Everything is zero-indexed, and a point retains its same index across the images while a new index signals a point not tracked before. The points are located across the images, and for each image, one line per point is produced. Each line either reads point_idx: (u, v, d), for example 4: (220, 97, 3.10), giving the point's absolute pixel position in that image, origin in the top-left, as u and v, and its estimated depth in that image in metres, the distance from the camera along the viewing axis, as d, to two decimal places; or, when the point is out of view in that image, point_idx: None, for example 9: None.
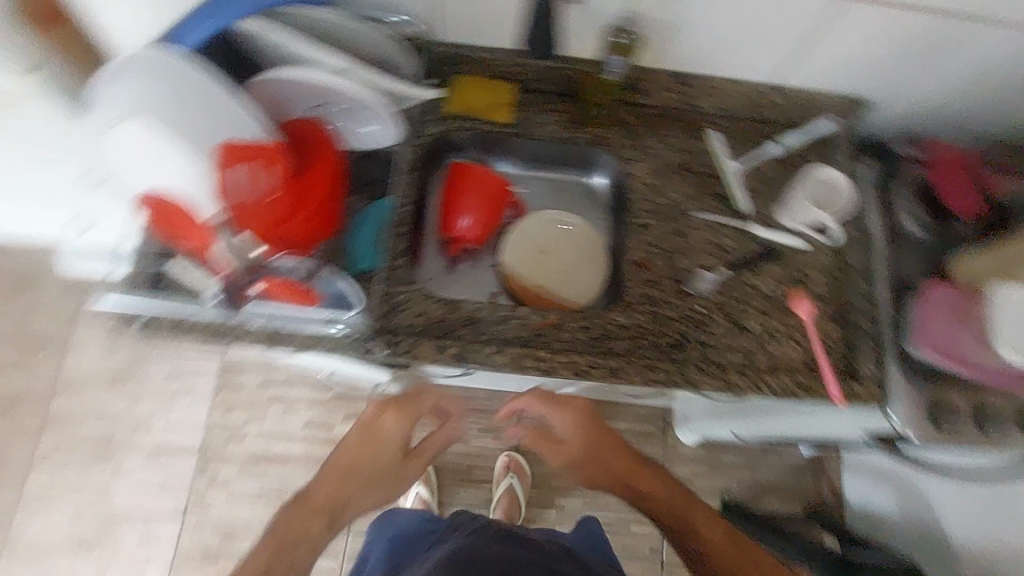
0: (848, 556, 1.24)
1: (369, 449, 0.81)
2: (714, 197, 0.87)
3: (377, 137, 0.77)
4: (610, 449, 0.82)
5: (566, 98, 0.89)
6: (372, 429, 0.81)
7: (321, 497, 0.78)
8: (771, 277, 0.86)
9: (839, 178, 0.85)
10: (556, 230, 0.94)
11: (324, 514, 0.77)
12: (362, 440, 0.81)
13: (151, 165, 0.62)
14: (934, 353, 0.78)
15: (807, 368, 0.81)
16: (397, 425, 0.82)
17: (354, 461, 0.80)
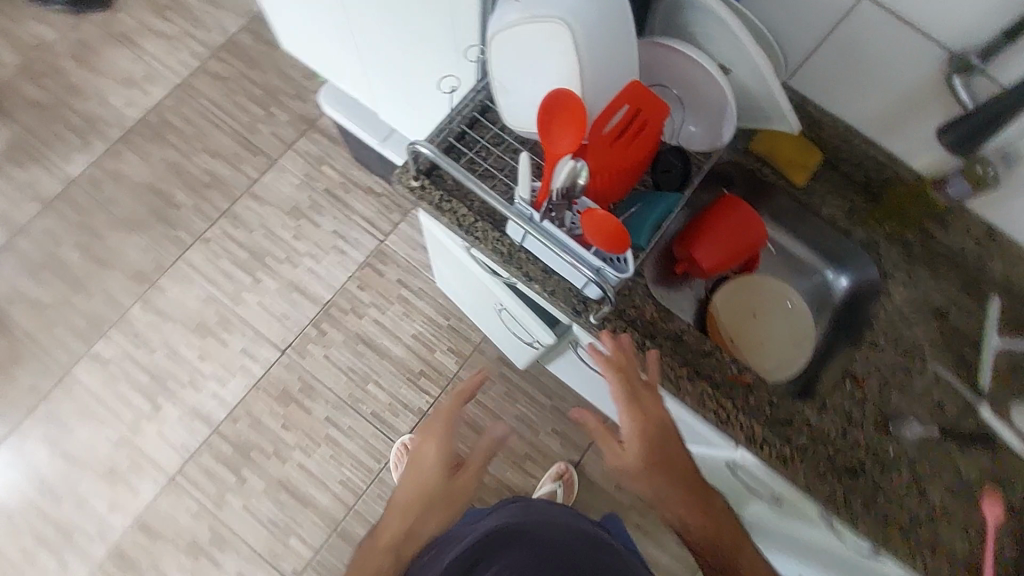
0: None
1: (416, 472, 0.76)
2: (957, 359, 0.84)
3: (695, 138, 0.78)
4: (675, 472, 0.69)
5: (865, 194, 0.89)
6: (416, 456, 0.78)
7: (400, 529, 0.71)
8: (976, 463, 0.80)
9: None
10: (776, 302, 0.93)
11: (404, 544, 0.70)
12: (416, 457, 0.78)
13: (549, 68, 0.66)
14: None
15: (970, 568, 0.75)
16: (442, 442, 0.78)
17: (409, 487, 0.75)
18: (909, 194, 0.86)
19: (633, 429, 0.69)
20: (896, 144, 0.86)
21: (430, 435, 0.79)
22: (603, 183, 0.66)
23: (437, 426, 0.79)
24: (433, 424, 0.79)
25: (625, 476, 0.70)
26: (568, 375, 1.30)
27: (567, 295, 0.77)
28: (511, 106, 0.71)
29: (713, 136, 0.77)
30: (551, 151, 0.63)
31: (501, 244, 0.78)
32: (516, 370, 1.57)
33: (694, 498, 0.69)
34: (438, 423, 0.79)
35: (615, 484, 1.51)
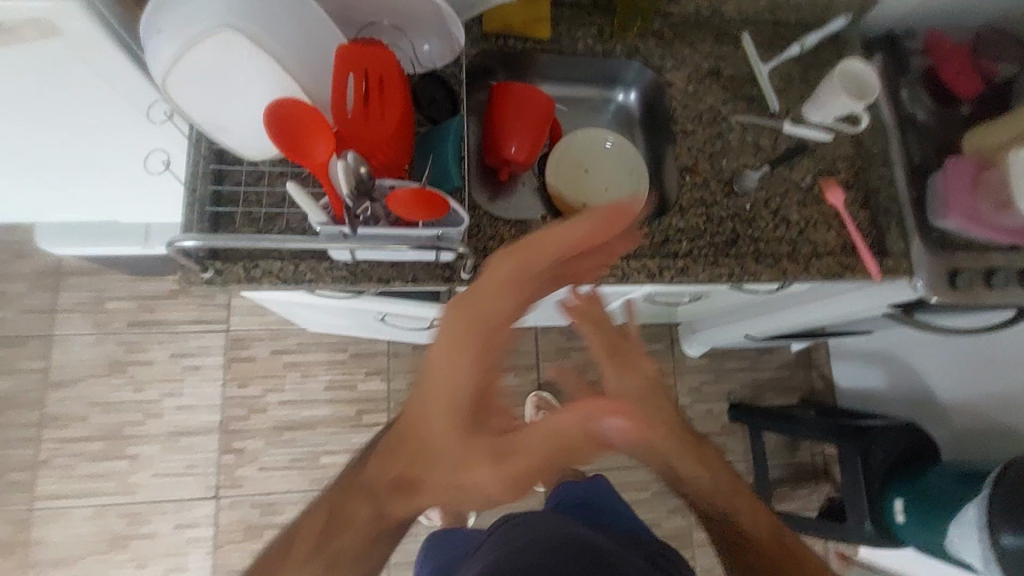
0: (857, 421, 1.25)
1: (444, 401, 0.50)
2: (747, 100, 0.92)
3: (433, 56, 0.74)
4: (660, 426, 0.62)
5: (602, 11, 0.91)
6: (431, 382, 0.51)
7: (419, 455, 0.51)
8: (803, 170, 0.91)
9: (862, 69, 0.85)
10: (596, 150, 0.96)
11: (434, 478, 0.51)
12: (435, 408, 0.51)
13: (246, 79, 0.58)
14: (958, 222, 0.85)
15: (844, 250, 0.88)
16: (490, 379, 0.51)
17: (435, 425, 0.51)
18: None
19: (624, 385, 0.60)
20: None
21: (461, 351, 0.51)
22: (387, 156, 0.61)
23: (467, 349, 0.50)
24: (479, 319, 0.51)
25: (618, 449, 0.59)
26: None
27: (429, 271, 0.74)
28: (243, 140, 0.62)
29: (446, 45, 0.73)
30: (316, 161, 0.54)
31: (336, 269, 0.73)
32: None
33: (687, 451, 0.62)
34: (478, 328, 0.51)
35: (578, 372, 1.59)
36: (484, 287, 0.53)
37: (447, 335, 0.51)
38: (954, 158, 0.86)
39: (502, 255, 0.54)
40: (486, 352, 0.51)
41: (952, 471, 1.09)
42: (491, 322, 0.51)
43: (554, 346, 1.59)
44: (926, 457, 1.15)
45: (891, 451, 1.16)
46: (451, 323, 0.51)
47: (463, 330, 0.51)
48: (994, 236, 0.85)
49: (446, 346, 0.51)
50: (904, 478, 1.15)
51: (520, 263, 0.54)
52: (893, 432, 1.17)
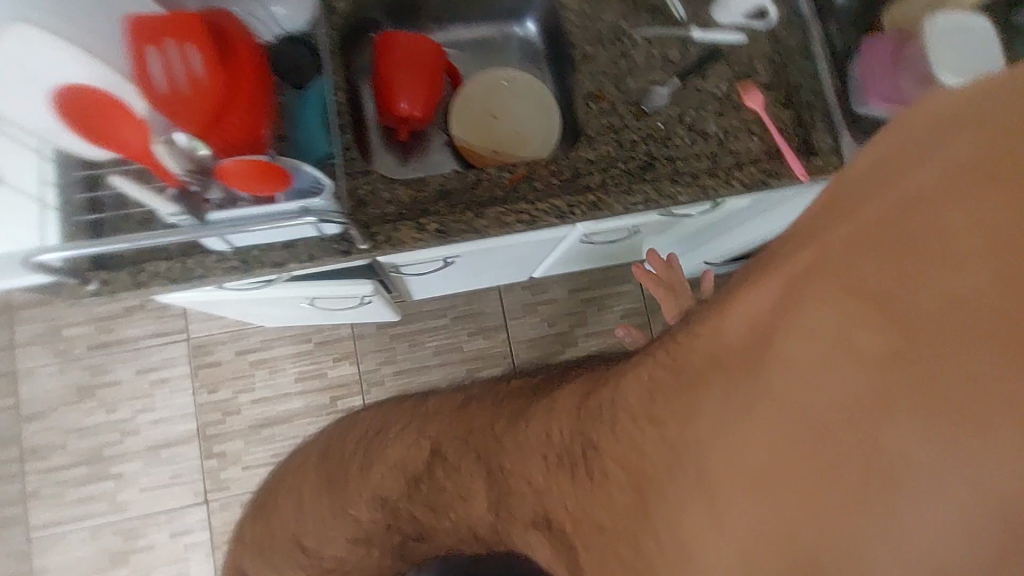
0: None
1: (821, 395, 0.32)
2: (651, 10, 0.86)
3: (284, 19, 0.68)
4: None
5: None
6: (768, 344, 0.35)
7: (710, 448, 0.39)
8: (719, 77, 0.86)
9: None
10: (500, 91, 0.91)
11: (692, 474, 0.40)
12: (777, 406, 0.34)
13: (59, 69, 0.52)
14: (881, 103, 0.81)
15: (767, 155, 0.84)
16: (938, 376, 0.29)
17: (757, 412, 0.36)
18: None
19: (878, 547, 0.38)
20: None
21: (866, 281, 0.31)
22: (207, 126, 0.55)
23: (880, 305, 0.30)
24: (903, 259, 0.30)
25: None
26: (428, 289, 1.27)
27: (324, 246, 0.70)
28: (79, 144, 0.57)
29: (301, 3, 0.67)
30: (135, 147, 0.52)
31: (225, 259, 0.69)
32: (401, 323, 1.52)
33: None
34: (905, 259, 0.30)
35: (548, 325, 1.58)
36: (880, 186, 0.32)
37: (883, 224, 0.31)
38: (874, 35, 0.81)
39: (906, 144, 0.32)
40: (913, 326, 0.30)
41: None
42: (959, 278, 0.29)
43: (519, 303, 1.57)
44: None
45: None
46: (830, 228, 0.34)
47: (860, 247, 0.31)
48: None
49: (834, 263, 0.33)
50: None
51: (965, 167, 0.29)
52: None
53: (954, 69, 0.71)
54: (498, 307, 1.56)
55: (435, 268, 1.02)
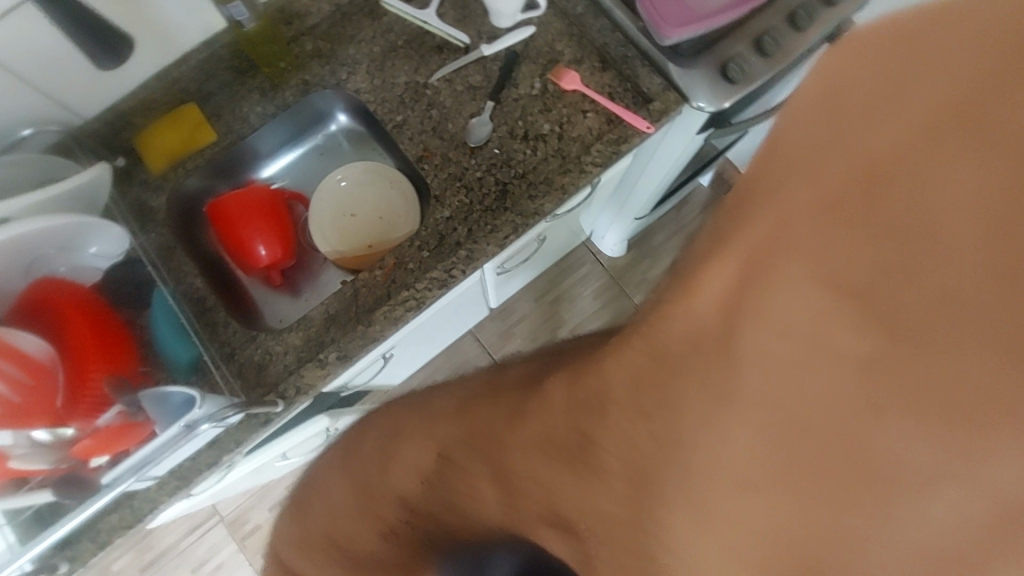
0: None
1: (817, 401, 0.25)
2: (438, 52, 0.86)
3: (108, 254, 0.67)
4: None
5: (252, 71, 0.85)
6: (745, 324, 0.27)
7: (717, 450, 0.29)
8: (528, 77, 0.86)
9: None
10: (345, 191, 0.91)
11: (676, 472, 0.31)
12: (811, 387, 0.25)
13: None
14: (681, 29, 0.80)
15: (607, 124, 0.84)
16: (957, 386, 0.22)
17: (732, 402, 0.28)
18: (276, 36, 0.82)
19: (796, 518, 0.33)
20: (193, 34, 0.79)
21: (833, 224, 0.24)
22: (36, 409, 0.55)
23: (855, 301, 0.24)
24: (882, 231, 0.23)
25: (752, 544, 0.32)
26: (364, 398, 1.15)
27: (245, 427, 0.71)
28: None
29: (113, 238, 0.66)
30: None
31: (166, 483, 0.71)
32: None
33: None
34: (886, 234, 0.23)
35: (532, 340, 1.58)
36: (825, 160, 0.25)
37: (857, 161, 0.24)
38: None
39: (867, 94, 0.24)
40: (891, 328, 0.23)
41: None
42: (958, 264, 0.22)
43: (496, 334, 1.57)
44: None
45: None
46: (780, 208, 0.26)
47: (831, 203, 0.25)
48: (713, 19, 0.80)
49: (795, 239, 0.25)
50: None
51: (940, 117, 0.22)
52: None
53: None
54: (480, 348, 1.57)
55: (381, 366, 1.03)
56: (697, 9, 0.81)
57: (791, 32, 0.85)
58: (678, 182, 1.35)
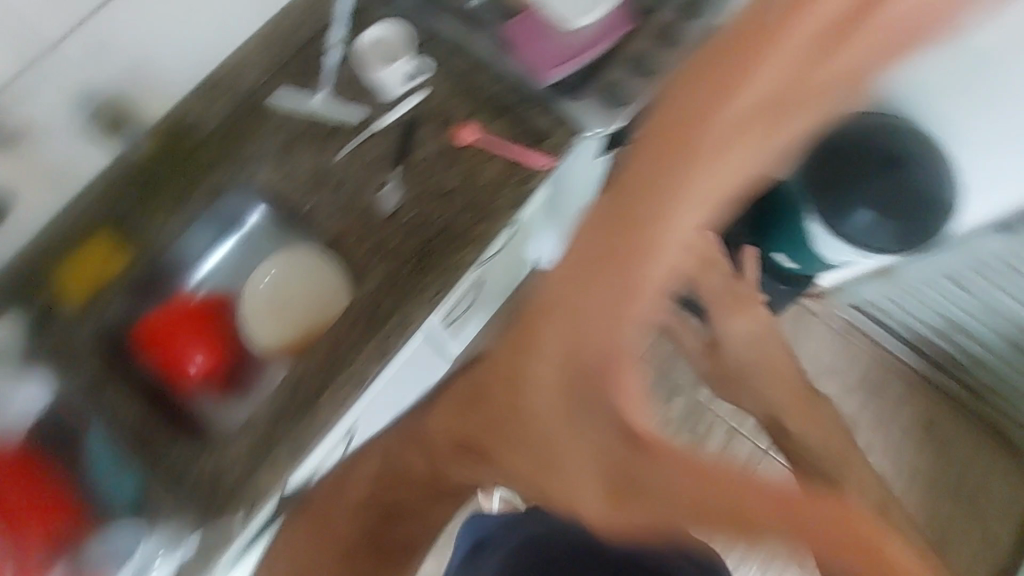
0: (876, 200, 0.96)
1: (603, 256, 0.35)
2: (336, 133, 0.89)
3: (31, 411, 0.78)
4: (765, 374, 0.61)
5: (154, 189, 0.86)
6: (595, 230, 0.35)
7: (517, 375, 0.41)
8: (429, 138, 0.89)
9: (384, 29, 0.87)
10: (271, 284, 0.93)
11: (531, 363, 0.40)
12: (557, 314, 0.37)
13: None
14: (556, 70, 0.87)
15: (511, 167, 0.87)
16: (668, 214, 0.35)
17: (573, 281, 0.36)
18: (172, 149, 0.86)
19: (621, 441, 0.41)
20: (88, 164, 0.83)
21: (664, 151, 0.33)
22: (28, 545, 0.73)
23: (647, 185, 0.34)
24: (694, 159, 0.33)
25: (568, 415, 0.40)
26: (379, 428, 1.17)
27: (211, 540, 0.73)
28: None
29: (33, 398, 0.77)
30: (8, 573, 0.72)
31: None
32: None
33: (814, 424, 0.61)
34: (671, 142, 0.33)
35: None
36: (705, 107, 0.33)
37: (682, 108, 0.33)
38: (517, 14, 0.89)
39: (734, 28, 0.32)
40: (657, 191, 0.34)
41: (924, 188, 0.96)
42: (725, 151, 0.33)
43: None
44: (896, 175, 0.96)
45: (857, 200, 0.96)
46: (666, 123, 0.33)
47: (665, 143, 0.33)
48: (584, 54, 0.87)
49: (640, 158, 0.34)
50: (897, 219, 0.96)
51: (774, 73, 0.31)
52: (862, 186, 0.96)
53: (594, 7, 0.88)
54: None
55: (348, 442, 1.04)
56: (569, 47, 0.88)
57: (665, 46, 0.90)
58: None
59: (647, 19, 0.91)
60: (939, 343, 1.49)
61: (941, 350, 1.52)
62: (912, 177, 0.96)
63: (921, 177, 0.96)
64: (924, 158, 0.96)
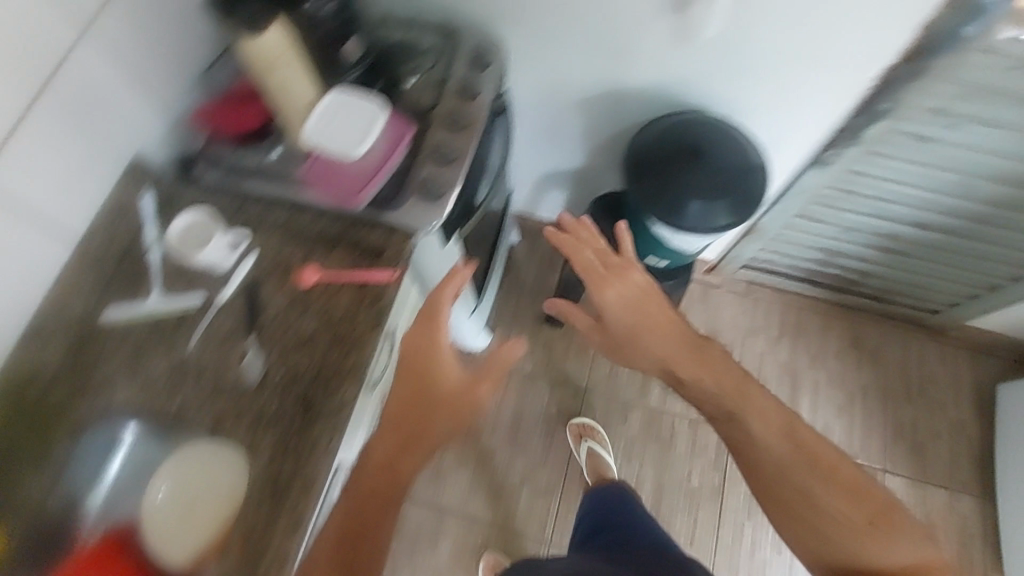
0: (697, 187, 1.05)
1: (427, 337, 0.82)
2: (181, 324, 0.88)
3: None
4: (650, 328, 0.96)
5: (9, 454, 0.82)
6: (419, 324, 0.84)
7: (412, 366, 0.82)
8: (274, 293, 0.89)
9: (190, 216, 0.89)
10: (168, 500, 0.88)
11: (416, 377, 0.82)
12: (416, 337, 0.83)
13: None
14: (364, 194, 0.88)
15: (361, 290, 0.87)
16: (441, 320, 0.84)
17: (423, 338, 0.82)
18: (17, 404, 0.84)
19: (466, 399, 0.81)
20: None
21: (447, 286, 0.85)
22: None
23: (433, 313, 0.84)
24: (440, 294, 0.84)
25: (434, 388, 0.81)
26: None
27: None
28: None
29: None
30: None
31: None
32: None
33: (710, 368, 0.91)
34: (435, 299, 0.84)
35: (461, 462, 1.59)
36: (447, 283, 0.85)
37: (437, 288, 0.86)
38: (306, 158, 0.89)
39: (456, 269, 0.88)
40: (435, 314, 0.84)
41: (733, 161, 1.05)
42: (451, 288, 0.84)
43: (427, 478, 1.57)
44: (704, 159, 1.04)
45: (681, 193, 1.04)
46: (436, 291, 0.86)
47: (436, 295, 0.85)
48: (385, 169, 0.88)
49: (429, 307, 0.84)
50: (722, 195, 1.04)
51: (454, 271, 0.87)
52: (679, 180, 1.05)
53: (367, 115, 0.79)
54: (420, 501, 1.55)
55: None
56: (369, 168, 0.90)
57: (457, 132, 0.97)
58: (484, 261, 1.46)
59: (433, 112, 0.98)
60: (826, 270, 1.60)
61: (831, 274, 1.63)
62: (717, 155, 1.05)
63: (724, 152, 1.05)
64: (719, 136, 1.06)
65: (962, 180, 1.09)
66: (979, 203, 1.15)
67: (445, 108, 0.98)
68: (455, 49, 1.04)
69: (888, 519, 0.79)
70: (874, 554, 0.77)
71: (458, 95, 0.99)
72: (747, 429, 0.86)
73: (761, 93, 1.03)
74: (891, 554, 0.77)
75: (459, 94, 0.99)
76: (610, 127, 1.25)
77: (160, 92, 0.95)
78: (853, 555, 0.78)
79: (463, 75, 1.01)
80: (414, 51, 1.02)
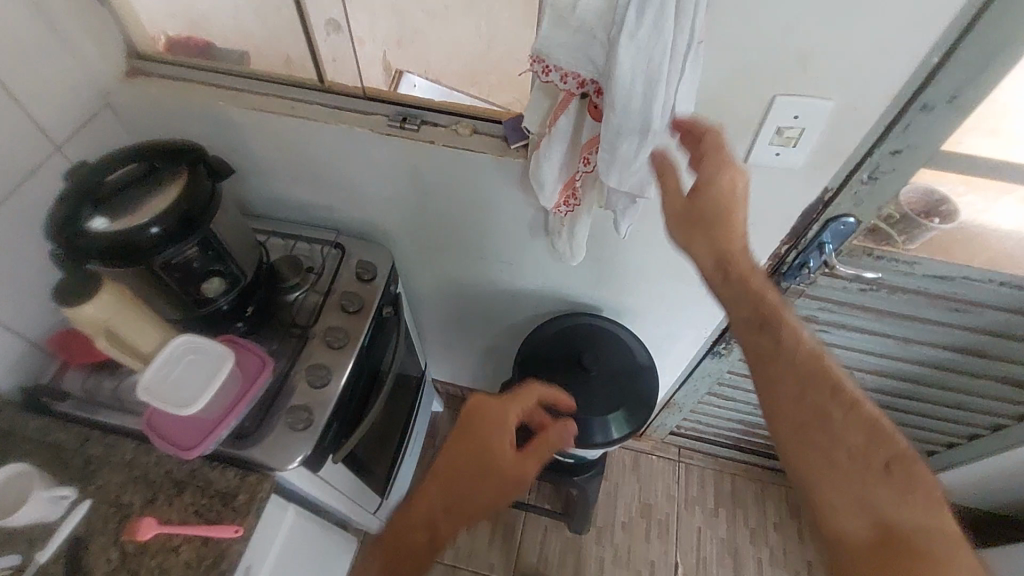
0: (582, 402, 1.01)
1: (494, 413, 0.75)
2: None
3: None
4: (723, 223, 0.62)
5: None
6: (490, 402, 0.76)
7: (468, 433, 0.73)
8: (101, 551, 0.77)
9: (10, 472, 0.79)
10: None
11: (477, 442, 0.72)
12: (483, 410, 0.75)
13: None
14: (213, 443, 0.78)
15: (202, 547, 0.77)
16: (516, 408, 0.77)
17: (494, 415, 0.74)
18: None
19: (507, 482, 0.71)
20: None
21: (524, 396, 0.80)
22: None
23: (508, 398, 0.77)
24: (524, 394, 0.81)
25: (491, 463, 0.70)
26: None
27: None
28: None
29: None
30: None
31: None
32: None
33: (746, 272, 0.64)
34: (520, 395, 0.80)
35: None
36: (524, 391, 0.82)
37: (520, 391, 0.82)
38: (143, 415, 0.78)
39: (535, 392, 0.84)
40: (509, 401, 0.77)
41: (618, 371, 1.04)
42: (529, 395, 0.81)
43: None
44: (587, 375, 1.03)
45: (566, 412, 1.00)
46: (525, 389, 0.82)
47: (519, 393, 0.80)
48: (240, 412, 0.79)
49: (513, 397, 0.79)
50: (613, 410, 1.00)
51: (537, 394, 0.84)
52: (564, 398, 1.01)
53: (217, 353, 0.75)
54: None
55: None
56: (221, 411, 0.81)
57: (334, 350, 0.92)
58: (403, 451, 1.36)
59: (312, 329, 0.95)
60: (751, 441, 1.55)
61: (758, 443, 1.55)
62: (602, 369, 1.04)
63: (609, 364, 1.04)
64: (603, 348, 1.05)
65: (847, 370, 1.12)
66: (870, 392, 1.16)
67: (325, 324, 0.95)
68: (342, 259, 1.04)
69: (911, 464, 0.58)
70: (889, 504, 0.56)
71: (339, 310, 0.97)
72: (776, 340, 0.63)
73: (648, 296, 1.04)
74: (909, 510, 0.56)
75: (340, 309, 0.97)
76: (512, 320, 1.25)
77: (13, 319, 0.86)
78: (863, 503, 0.57)
79: (347, 287, 1.00)
80: (303, 264, 1.02)
